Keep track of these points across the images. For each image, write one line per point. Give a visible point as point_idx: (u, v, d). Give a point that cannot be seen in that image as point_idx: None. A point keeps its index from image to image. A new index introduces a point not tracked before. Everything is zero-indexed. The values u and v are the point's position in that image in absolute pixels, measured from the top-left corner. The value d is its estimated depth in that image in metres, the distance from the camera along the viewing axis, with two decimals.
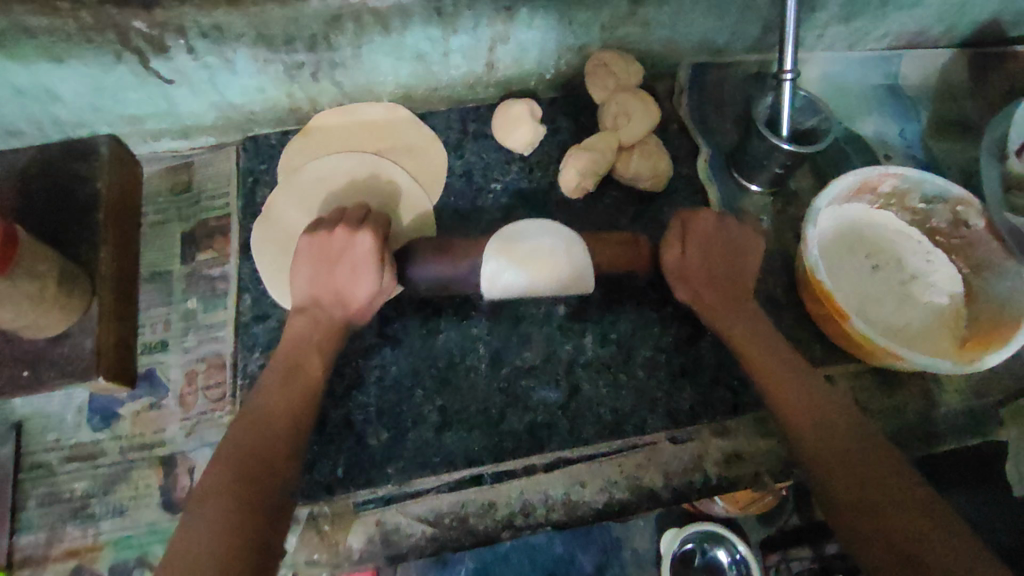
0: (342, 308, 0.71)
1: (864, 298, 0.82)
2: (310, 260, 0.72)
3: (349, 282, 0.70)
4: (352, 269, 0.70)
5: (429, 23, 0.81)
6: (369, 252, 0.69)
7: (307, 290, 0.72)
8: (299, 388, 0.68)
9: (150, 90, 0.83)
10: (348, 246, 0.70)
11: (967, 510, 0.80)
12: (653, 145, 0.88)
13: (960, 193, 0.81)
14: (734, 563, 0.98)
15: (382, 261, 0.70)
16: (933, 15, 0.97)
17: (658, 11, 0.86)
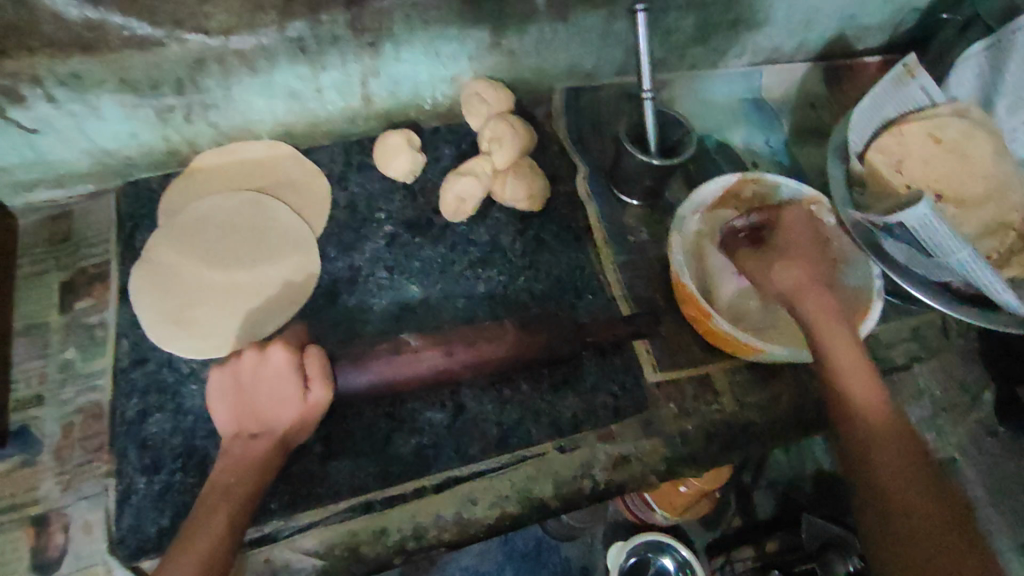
0: (272, 423, 0.70)
1: (737, 307, 0.86)
2: (229, 396, 0.72)
3: (275, 403, 0.70)
4: (272, 391, 0.70)
5: (296, 62, 0.83)
6: (285, 364, 0.70)
7: (234, 423, 0.71)
8: (251, 461, 0.68)
9: (14, 140, 0.82)
10: (262, 367, 0.71)
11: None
12: (527, 167, 0.93)
13: (811, 193, 0.89)
14: (680, 565, 1.05)
15: (303, 374, 0.70)
16: (784, 31, 1.04)
17: (521, 40, 0.91)
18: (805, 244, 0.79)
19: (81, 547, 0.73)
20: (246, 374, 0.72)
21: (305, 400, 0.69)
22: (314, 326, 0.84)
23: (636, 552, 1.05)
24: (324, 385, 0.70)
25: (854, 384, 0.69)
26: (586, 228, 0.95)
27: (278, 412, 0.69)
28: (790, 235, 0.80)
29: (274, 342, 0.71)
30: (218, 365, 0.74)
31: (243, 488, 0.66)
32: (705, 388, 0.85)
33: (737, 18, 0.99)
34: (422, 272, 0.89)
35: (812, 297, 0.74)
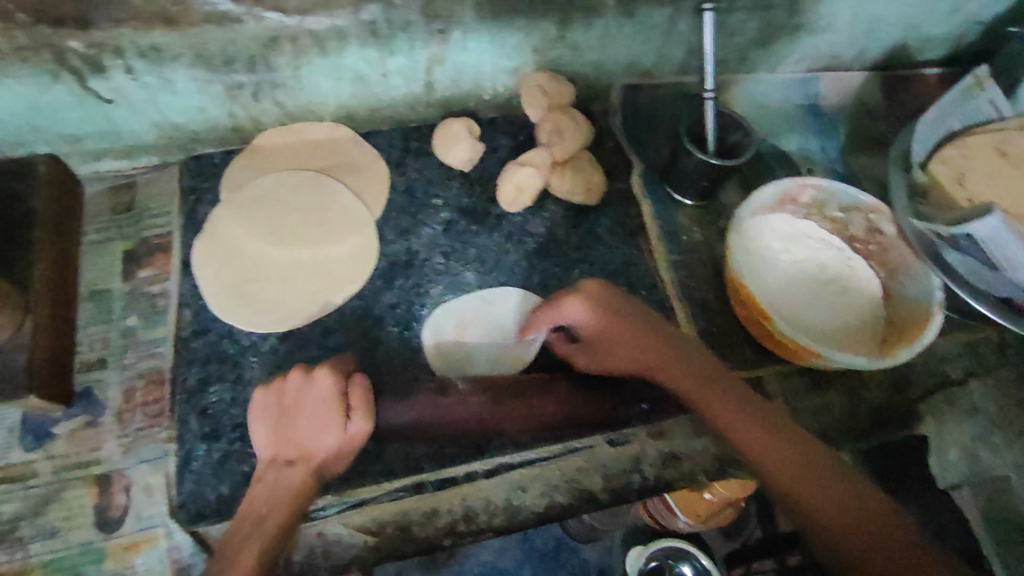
0: (310, 450, 0.69)
1: (793, 312, 0.87)
2: (270, 420, 0.71)
3: (316, 433, 0.69)
4: (314, 418, 0.69)
5: (365, 46, 0.84)
6: (329, 393, 0.70)
7: (272, 446, 0.70)
8: (285, 492, 0.67)
9: (90, 109, 0.84)
10: (305, 391, 0.70)
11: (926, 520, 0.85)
12: (585, 160, 0.94)
13: (871, 202, 0.90)
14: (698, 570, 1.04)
15: (344, 407, 0.69)
16: (846, 38, 1.03)
17: (587, 34, 0.90)
18: (649, 298, 0.81)
19: (141, 507, 0.77)
20: (289, 397, 0.71)
21: (345, 432, 0.69)
22: (371, 308, 0.86)
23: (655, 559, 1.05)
24: (365, 419, 0.70)
25: (749, 440, 0.68)
26: (640, 225, 0.95)
27: (320, 442, 0.68)
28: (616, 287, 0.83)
29: (320, 368, 0.71)
30: (261, 387, 0.73)
31: (273, 522, 0.65)
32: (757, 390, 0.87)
33: (801, 23, 0.98)
34: (477, 260, 0.90)
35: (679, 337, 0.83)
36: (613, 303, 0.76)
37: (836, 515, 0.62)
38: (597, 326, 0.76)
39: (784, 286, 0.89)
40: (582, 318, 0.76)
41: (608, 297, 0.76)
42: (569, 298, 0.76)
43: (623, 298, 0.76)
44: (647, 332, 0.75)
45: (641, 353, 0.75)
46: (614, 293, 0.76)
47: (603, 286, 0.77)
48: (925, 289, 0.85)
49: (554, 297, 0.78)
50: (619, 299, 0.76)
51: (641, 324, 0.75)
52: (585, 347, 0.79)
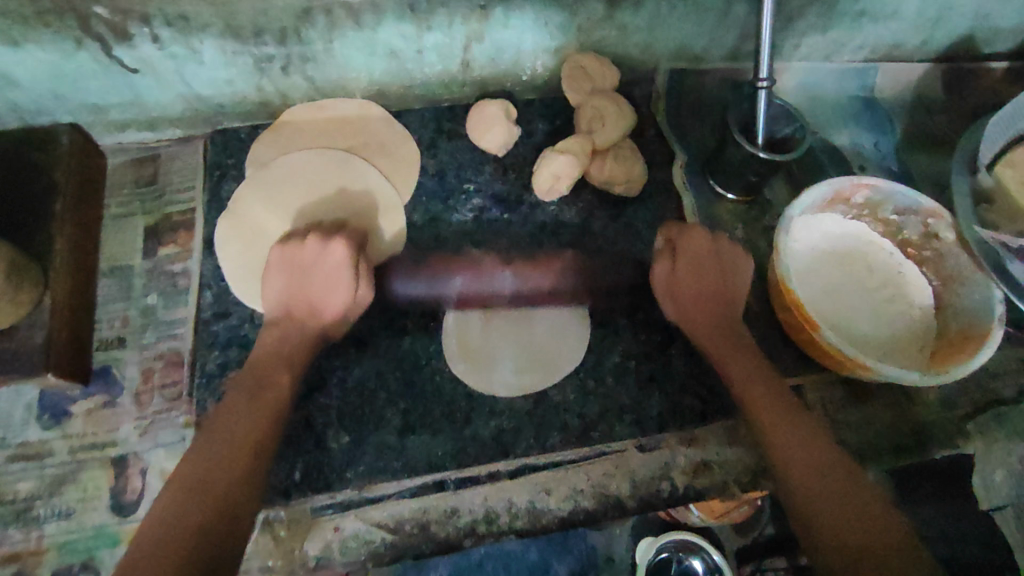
0: (313, 308, 0.73)
1: (830, 289, 0.84)
2: (284, 269, 0.74)
3: (327, 287, 0.73)
4: (320, 306, 0.74)
5: (402, 20, 0.79)
6: (344, 261, 0.73)
7: (281, 290, 0.74)
8: (290, 340, 0.73)
9: (114, 78, 0.81)
10: (323, 256, 0.73)
11: (940, 521, 0.78)
12: (626, 150, 0.89)
13: (931, 205, 0.82)
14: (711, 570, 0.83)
15: (356, 268, 0.74)
16: (913, 26, 0.96)
17: (635, 14, 0.85)
18: (711, 302, 0.77)
19: (158, 493, 0.75)
20: (308, 257, 0.74)
21: (355, 296, 0.74)
22: (397, 298, 0.83)
23: (665, 551, 0.84)
24: (369, 285, 0.75)
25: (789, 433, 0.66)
26: (680, 219, 0.91)
27: (327, 303, 0.73)
28: (697, 275, 0.77)
29: (338, 239, 0.74)
30: (278, 243, 0.75)
31: (244, 420, 0.65)
32: (796, 400, 0.83)
33: (865, 8, 0.91)
34: (510, 251, 0.86)
35: (683, 298, 0.77)
36: (720, 266, 0.77)
37: (838, 516, 0.58)
38: (682, 284, 0.77)
39: (827, 284, 0.84)
40: (689, 263, 0.77)
41: (709, 254, 0.77)
42: (683, 236, 0.78)
43: (736, 261, 0.78)
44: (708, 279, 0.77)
45: (703, 325, 0.76)
46: (723, 249, 0.78)
47: (715, 239, 0.78)
48: (985, 302, 0.79)
49: (671, 232, 0.79)
50: (729, 253, 0.78)
51: (722, 289, 0.77)
52: (676, 268, 0.78)
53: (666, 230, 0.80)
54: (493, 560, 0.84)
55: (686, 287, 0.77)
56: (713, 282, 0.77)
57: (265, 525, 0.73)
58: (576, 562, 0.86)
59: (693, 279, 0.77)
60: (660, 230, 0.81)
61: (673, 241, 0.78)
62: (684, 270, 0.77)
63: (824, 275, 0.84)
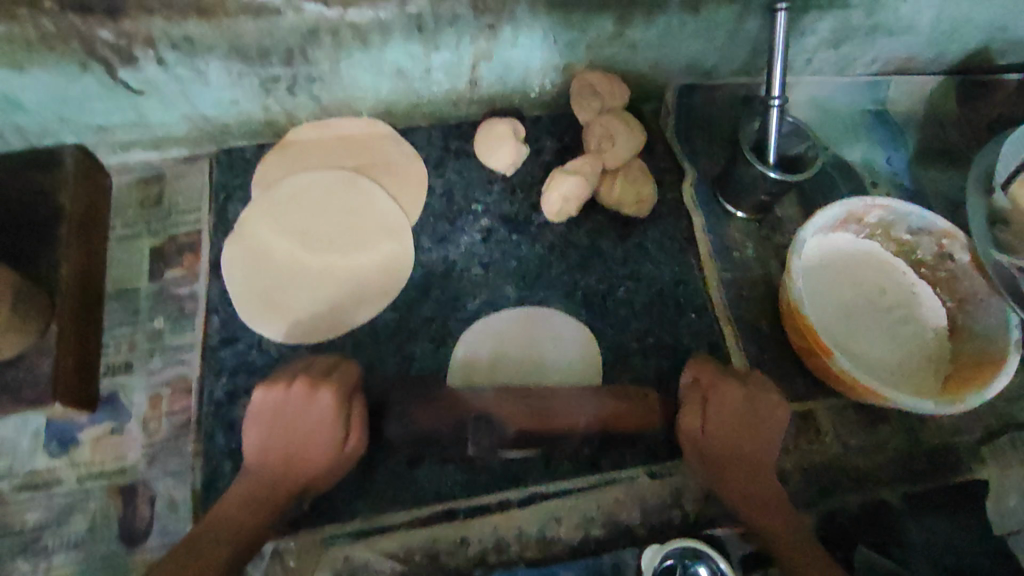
0: (298, 459, 0.69)
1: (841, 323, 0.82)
2: (265, 417, 0.69)
3: (310, 442, 0.68)
4: (312, 436, 0.68)
5: (409, 40, 0.78)
6: (329, 411, 0.67)
7: (262, 444, 0.69)
8: (288, 449, 0.69)
9: (119, 100, 0.80)
10: (307, 412, 0.68)
11: (950, 535, 0.76)
12: (636, 169, 0.87)
13: (945, 226, 0.81)
14: None
15: (345, 411, 0.69)
16: (927, 39, 0.94)
17: (646, 32, 0.84)
18: (739, 415, 0.70)
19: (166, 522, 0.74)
20: (288, 412, 0.68)
21: (341, 451, 0.69)
22: (405, 321, 0.82)
23: (670, 557, 0.69)
24: (360, 438, 0.70)
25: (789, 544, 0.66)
26: (690, 239, 0.90)
27: (319, 433, 0.68)
28: (723, 392, 0.70)
29: (325, 387, 0.68)
30: (263, 384, 0.70)
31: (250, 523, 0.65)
32: (808, 425, 0.82)
33: (877, 23, 0.90)
34: (518, 273, 0.85)
35: (698, 426, 0.71)
36: (749, 400, 0.70)
37: None
38: (707, 436, 0.70)
39: (839, 306, 0.83)
40: (726, 413, 0.70)
41: (743, 402, 0.70)
42: (710, 379, 0.72)
43: (770, 409, 0.70)
44: (734, 408, 0.70)
45: (730, 470, 0.70)
46: (761, 403, 0.70)
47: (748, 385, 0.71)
48: (1000, 325, 0.78)
49: (699, 371, 0.73)
50: (764, 401, 0.70)
51: (748, 408, 0.70)
52: (700, 416, 0.71)
53: (694, 369, 0.73)
54: None
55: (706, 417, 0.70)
56: (735, 398, 0.70)
57: (274, 557, 0.72)
58: (584, 572, 0.73)
59: (720, 427, 0.70)
60: (691, 364, 0.74)
61: (703, 384, 0.72)
62: (713, 409, 0.70)
63: (836, 312, 0.83)
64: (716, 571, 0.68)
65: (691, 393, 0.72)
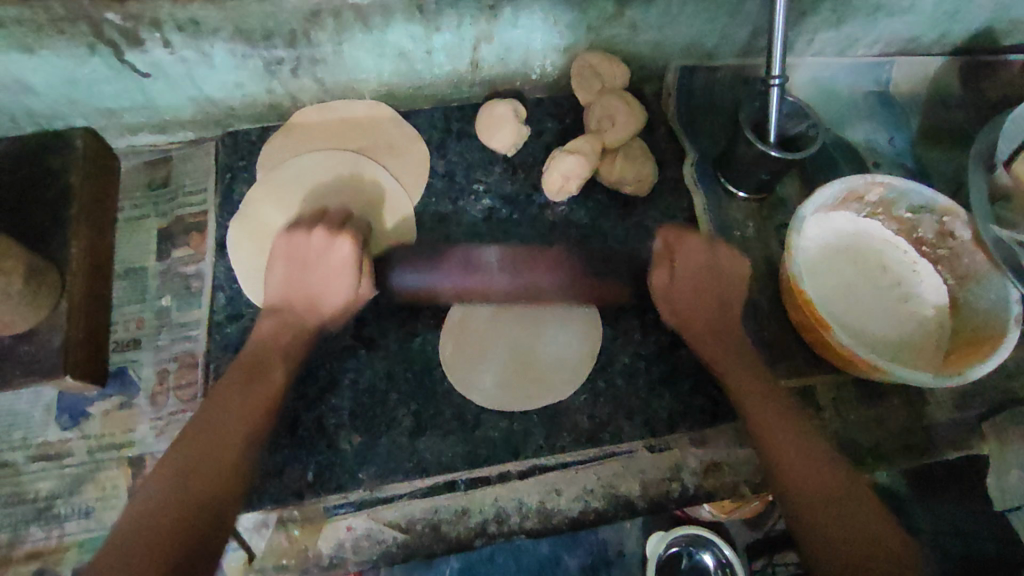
0: (315, 320, 0.74)
1: (841, 291, 0.83)
2: (286, 258, 0.74)
3: (326, 280, 0.73)
4: (327, 276, 0.72)
5: (411, 21, 0.79)
6: (347, 259, 0.72)
7: (282, 290, 0.74)
8: (296, 327, 0.73)
9: (126, 83, 0.82)
10: (327, 253, 0.73)
11: (952, 516, 0.80)
12: (636, 149, 0.88)
13: (946, 203, 0.81)
14: (722, 566, 0.79)
15: (360, 264, 0.74)
16: (930, 19, 0.94)
17: (646, 12, 0.84)
18: (718, 282, 0.76)
19: None
20: (311, 251, 0.73)
21: (357, 291, 0.75)
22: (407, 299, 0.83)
23: (676, 546, 0.80)
24: (370, 283, 0.77)
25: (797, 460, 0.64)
26: (691, 218, 0.90)
27: (331, 284, 0.73)
28: (690, 261, 0.76)
29: (344, 235, 0.73)
30: (283, 232, 0.75)
31: (260, 387, 0.68)
32: (808, 401, 0.82)
33: (880, 3, 0.90)
34: None
35: (685, 301, 0.76)
36: (713, 268, 0.76)
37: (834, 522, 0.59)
38: (724, 356, 0.74)
39: (840, 283, 0.83)
40: (690, 270, 0.76)
41: (704, 248, 0.76)
42: (681, 241, 0.76)
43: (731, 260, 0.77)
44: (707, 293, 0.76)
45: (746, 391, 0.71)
46: (721, 256, 0.76)
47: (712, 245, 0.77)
48: (1001, 301, 0.78)
49: (669, 236, 0.77)
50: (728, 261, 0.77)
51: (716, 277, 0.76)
52: (670, 271, 0.76)
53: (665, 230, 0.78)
54: (503, 552, 0.86)
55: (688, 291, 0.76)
56: (700, 253, 0.76)
57: (280, 523, 0.76)
58: (587, 555, 0.87)
59: (685, 282, 0.76)
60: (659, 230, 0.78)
61: (672, 245, 0.77)
62: (680, 272, 0.76)
63: (835, 277, 0.83)
64: (721, 559, 0.79)
65: (663, 259, 0.77)
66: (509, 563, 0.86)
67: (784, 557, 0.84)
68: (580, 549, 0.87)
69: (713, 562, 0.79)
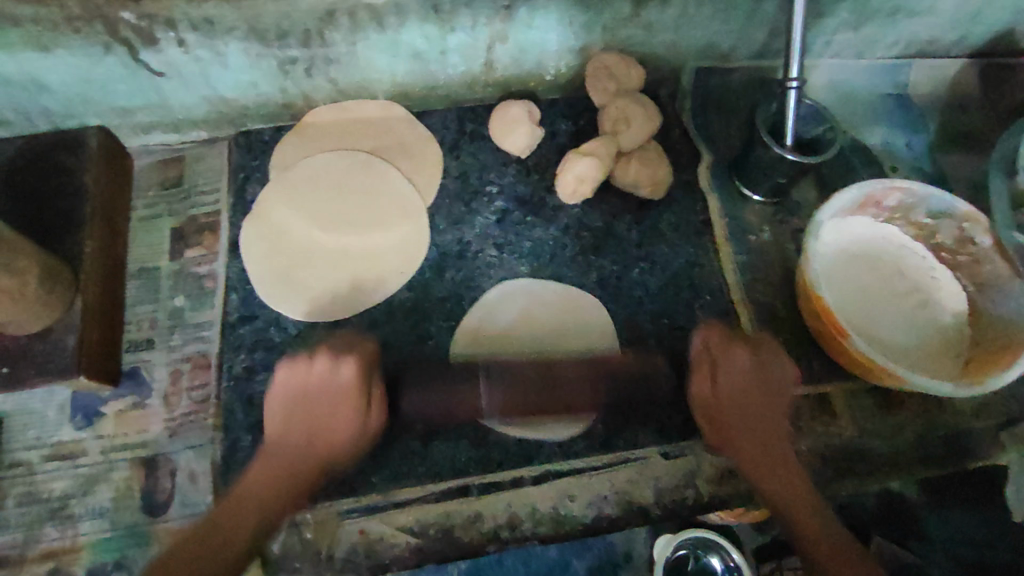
0: (324, 439, 0.68)
1: (859, 295, 0.82)
2: (282, 408, 0.69)
3: (333, 415, 0.68)
4: (335, 412, 0.68)
5: (426, 21, 0.78)
6: (353, 385, 0.68)
7: (278, 413, 0.70)
8: (296, 456, 0.68)
9: (140, 82, 0.81)
10: (330, 384, 0.68)
11: (969, 527, 0.77)
12: (652, 151, 0.87)
13: (966, 210, 0.80)
14: (730, 571, 0.73)
15: (368, 388, 0.70)
16: (949, 21, 0.93)
17: (662, 13, 0.83)
18: (749, 377, 0.70)
19: (188, 493, 0.76)
20: (314, 385, 0.68)
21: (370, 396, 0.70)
22: (420, 301, 0.83)
23: (682, 547, 0.75)
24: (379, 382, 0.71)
25: (763, 453, 0.70)
26: (706, 222, 0.89)
27: (337, 408, 0.68)
28: (727, 356, 0.70)
29: (348, 357, 0.69)
30: (287, 362, 0.70)
31: (292, 440, 0.68)
32: (825, 408, 0.82)
33: (900, 4, 0.89)
34: (532, 254, 0.86)
35: (719, 367, 0.71)
36: (758, 362, 0.71)
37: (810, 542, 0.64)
38: (724, 396, 0.70)
39: (857, 289, 0.82)
40: (730, 375, 0.70)
41: (744, 349, 0.71)
42: (722, 348, 0.71)
43: (757, 339, 0.73)
44: (736, 340, 0.72)
45: (731, 399, 0.70)
46: (768, 360, 0.71)
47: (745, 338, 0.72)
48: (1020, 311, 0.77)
49: (710, 338, 0.72)
50: (761, 334, 0.72)
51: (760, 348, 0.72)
52: (710, 380, 0.71)
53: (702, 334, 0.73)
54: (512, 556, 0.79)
55: (707, 349, 0.72)
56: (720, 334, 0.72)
57: (291, 527, 0.74)
58: (598, 559, 0.79)
59: (727, 377, 0.70)
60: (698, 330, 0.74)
61: (712, 349, 0.72)
62: (716, 361, 0.71)
63: (851, 277, 0.83)
64: (730, 563, 0.73)
65: (697, 357, 0.72)
66: (517, 566, 0.79)
67: (793, 563, 0.77)
68: (591, 555, 0.80)
69: (722, 567, 0.74)
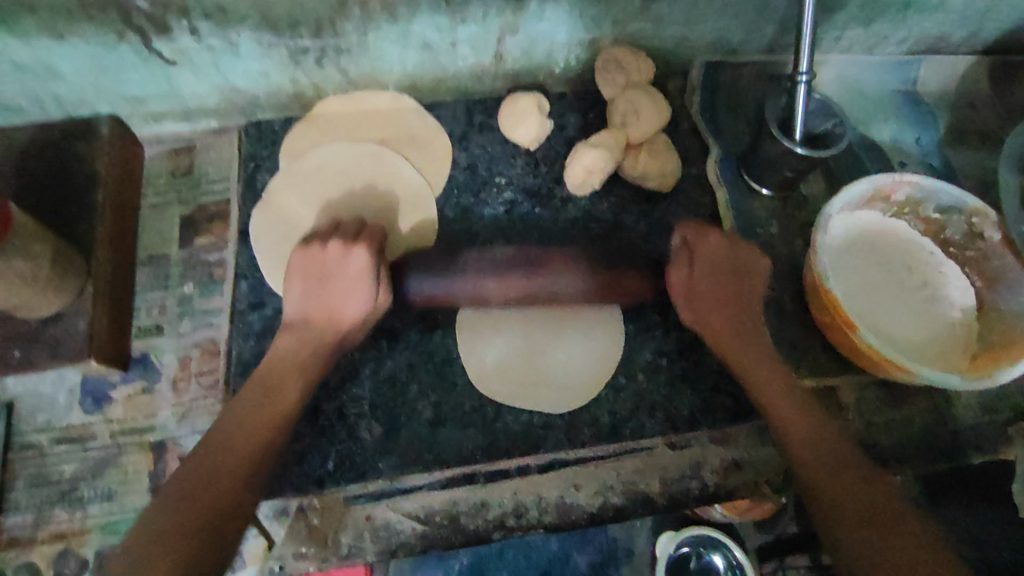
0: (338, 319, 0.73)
1: (866, 286, 0.82)
2: (303, 273, 0.74)
3: (344, 291, 0.72)
4: (347, 290, 0.72)
5: (436, 12, 0.79)
6: (363, 268, 0.72)
7: (300, 282, 0.74)
8: (311, 334, 0.73)
9: (153, 71, 0.82)
10: (341, 262, 0.73)
11: (969, 524, 0.76)
12: (660, 144, 0.87)
13: (976, 204, 0.80)
14: (732, 567, 0.79)
15: (377, 272, 0.73)
16: (960, 17, 0.93)
17: (673, 6, 0.83)
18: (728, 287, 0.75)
19: None
20: (324, 258, 0.73)
21: (374, 305, 0.73)
22: None
23: (686, 546, 0.80)
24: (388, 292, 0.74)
25: (768, 390, 0.70)
26: (714, 215, 0.89)
27: (351, 296, 0.72)
28: (706, 255, 0.75)
29: (359, 244, 0.73)
30: (299, 246, 0.75)
31: (307, 369, 0.71)
32: (830, 402, 0.82)
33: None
34: (540, 245, 0.86)
35: (701, 306, 0.75)
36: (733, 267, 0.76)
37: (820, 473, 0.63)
38: (700, 285, 0.75)
39: (865, 282, 0.82)
40: (707, 258, 0.75)
41: (722, 254, 0.75)
42: (700, 235, 0.76)
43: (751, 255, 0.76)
44: (730, 283, 0.75)
45: (731, 336, 0.74)
46: (741, 251, 0.76)
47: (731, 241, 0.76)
48: None
49: (686, 232, 0.77)
50: (750, 262, 0.76)
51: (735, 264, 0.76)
52: (687, 272, 0.76)
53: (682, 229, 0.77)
54: (513, 548, 0.86)
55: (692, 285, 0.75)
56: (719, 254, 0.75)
57: (301, 513, 0.75)
58: (597, 553, 0.86)
59: (707, 278, 0.75)
60: (678, 227, 0.78)
61: (690, 241, 0.76)
62: (702, 263, 0.75)
63: (857, 267, 0.83)
64: (732, 560, 0.79)
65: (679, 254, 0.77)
66: (519, 559, 0.86)
67: (795, 560, 0.81)
68: (590, 548, 0.87)
69: (724, 564, 0.79)
